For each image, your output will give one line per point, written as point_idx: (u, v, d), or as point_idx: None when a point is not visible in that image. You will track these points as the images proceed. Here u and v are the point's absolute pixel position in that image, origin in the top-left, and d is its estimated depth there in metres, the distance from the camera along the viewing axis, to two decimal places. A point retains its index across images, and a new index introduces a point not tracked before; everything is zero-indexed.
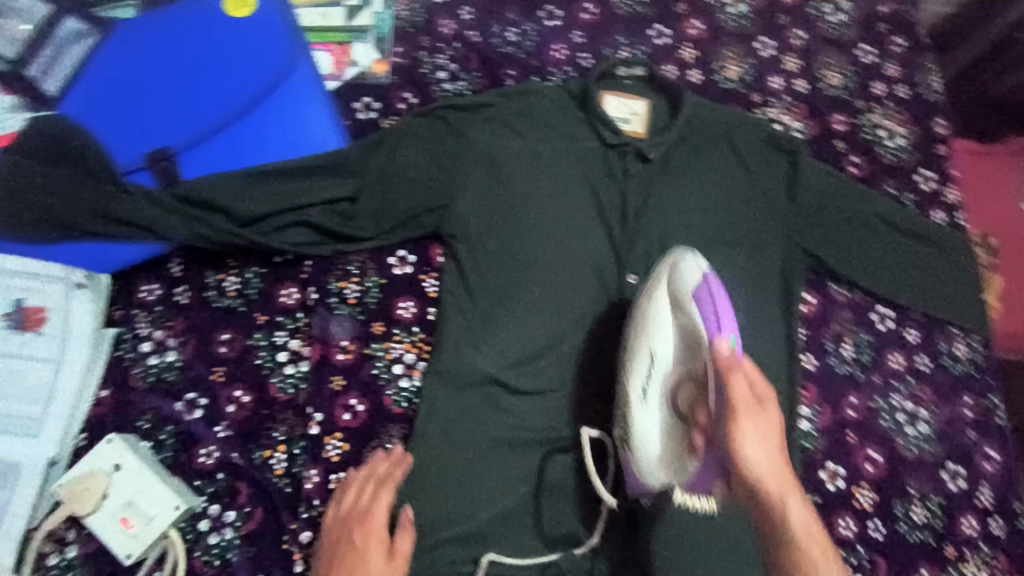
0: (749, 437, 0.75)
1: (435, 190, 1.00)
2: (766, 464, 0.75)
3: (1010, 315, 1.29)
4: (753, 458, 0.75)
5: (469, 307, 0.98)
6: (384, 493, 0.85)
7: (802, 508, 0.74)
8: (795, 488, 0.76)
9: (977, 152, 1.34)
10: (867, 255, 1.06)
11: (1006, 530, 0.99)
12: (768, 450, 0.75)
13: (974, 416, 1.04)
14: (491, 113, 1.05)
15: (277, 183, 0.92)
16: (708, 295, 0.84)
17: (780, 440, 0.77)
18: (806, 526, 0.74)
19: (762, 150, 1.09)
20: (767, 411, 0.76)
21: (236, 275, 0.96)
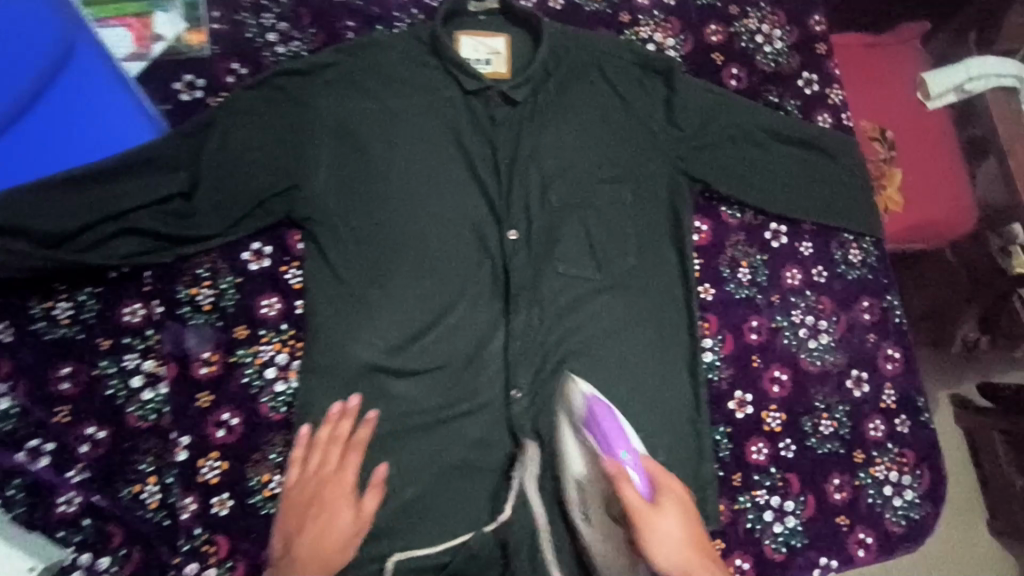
0: (650, 540, 0.72)
1: (280, 170, 0.89)
2: (677, 568, 0.72)
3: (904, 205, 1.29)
4: (661, 559, 0.72)
5: (340, 293, 0.90)
6: (354, 452, 0.81)
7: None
8: (704, 561, 0.74)
9: (846, 46, 1.38)
10: (755, 172, 1.02)
11: (911, 426, 1.00)
12: (674, 542, 0.72)
13: (872, 319, 1.03)
14: (332, 74, 0.94)
15: (89, 189, 0.81)
16: (595, 420, 0.79)
17: (686, 533, 0.74)
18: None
19: (634, 75, 1.02)
20: (664, 516, 0.73)
21: (66, 300, 0.86)
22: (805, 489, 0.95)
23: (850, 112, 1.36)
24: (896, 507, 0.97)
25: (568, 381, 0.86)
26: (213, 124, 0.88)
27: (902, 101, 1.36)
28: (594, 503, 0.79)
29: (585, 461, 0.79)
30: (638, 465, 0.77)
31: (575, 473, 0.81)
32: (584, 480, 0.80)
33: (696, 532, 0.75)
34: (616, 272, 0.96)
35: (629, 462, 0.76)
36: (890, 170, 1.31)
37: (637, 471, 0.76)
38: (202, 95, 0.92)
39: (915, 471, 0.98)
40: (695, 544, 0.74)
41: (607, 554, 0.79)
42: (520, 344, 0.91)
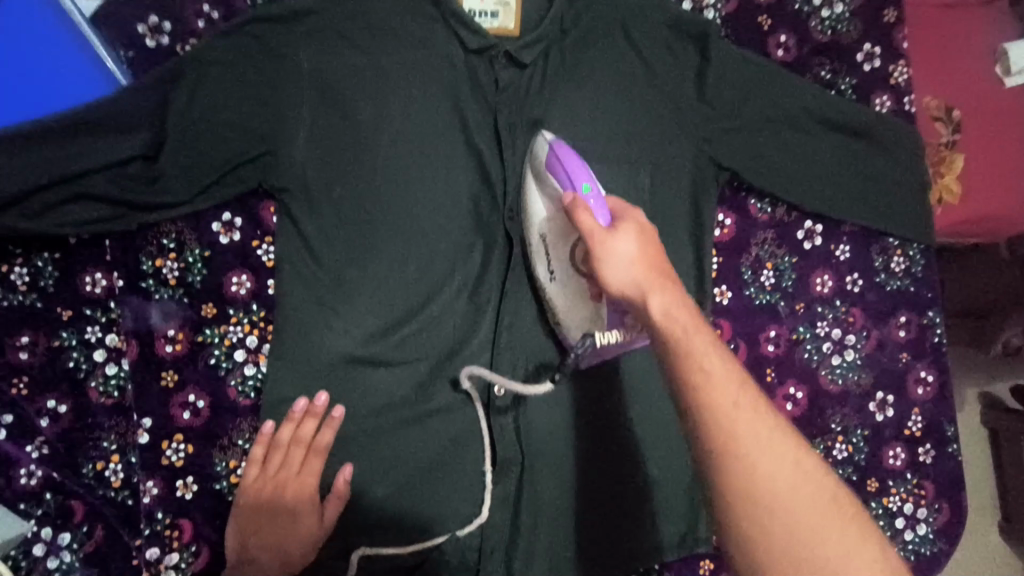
0: (601, 256, 0.63)
1: (253, 132, 0.80)
2: (632, 285, 0.61)
3: (964, 199, 1.15)
4: (614, 279, 0.62)
5: (316, 275, 0.82)
6: (317, 453, 0.79)
7: (668, 301, 0.59)
8: (667, 283, 0.61)
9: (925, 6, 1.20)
10: (793, 160, 0.89)
11: (936, 456, 0.91)
12: (627, 259, 0.62)
13: (907, 336, 0.92)
14: (316, 23, 0.82)
15: (42, 147, 0.73)
16: (556, 160, 0.76)
17: (646, 253, 0.63)
18: (665, 311, 0.58)
19: (663, 41, 0.88)
20: (618, 237, 0.64)
21: (22, 264, 0.78)
22: None
23: (918, 84, 1.19)
24: (907, 542, 0.89)
25: (532, 140, 0.84)
26: (179, 78, 0.78)
27: (979, 75, 1.19)
28: (558, 252, 0.79)
29: (548, 206, 0.79)
30: (601, 200, 0.69)
31: (539, 227, 0.81)
32: (548, 232, 0.80)
33: (659, 261, 0.63)
34: None
35: (592, 195, 0.70)
36: (953, 155, 1.16)
37: (597, 205, 0.68)
38: (169, 42, 0.82)
39: (933, 505, 0.90)
40: (659, 269, 0.62)
41: (572, 305, 0.79)
42: (509, 340, 0.83)
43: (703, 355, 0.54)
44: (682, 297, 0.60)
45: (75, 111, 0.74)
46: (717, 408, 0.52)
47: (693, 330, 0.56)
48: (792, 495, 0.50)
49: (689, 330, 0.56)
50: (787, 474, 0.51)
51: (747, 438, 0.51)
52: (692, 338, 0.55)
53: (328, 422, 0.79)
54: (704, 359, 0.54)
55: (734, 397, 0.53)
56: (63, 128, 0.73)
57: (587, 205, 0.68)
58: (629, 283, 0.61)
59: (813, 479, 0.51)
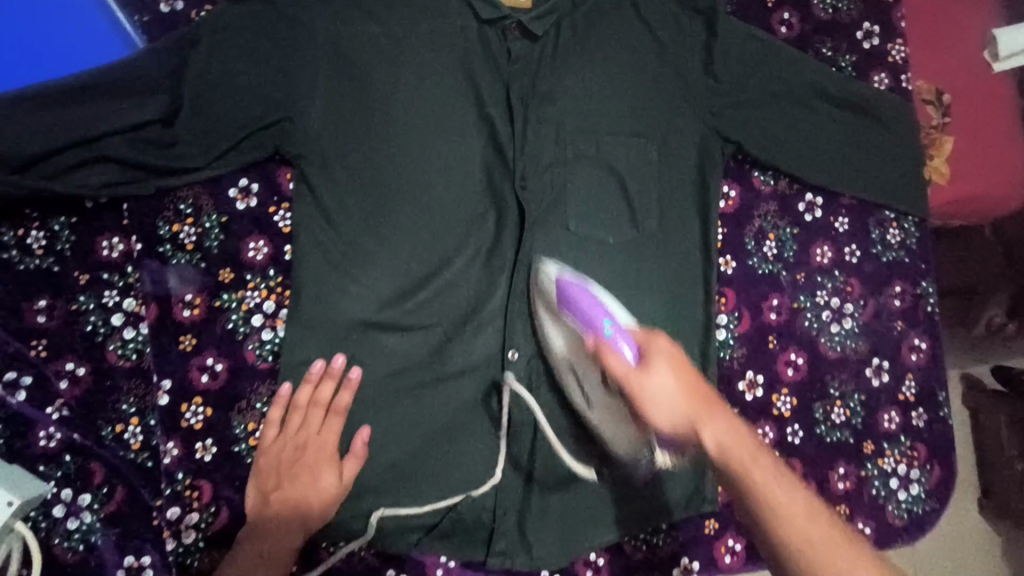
0: (644, 401, 0.64)
1: (271, 98, 0.81)
2: (681, 421, 0.62)
3: (955, 180, 1.19)
4: (663, 419, 0.63)
5: (331, 240, 0.83)
6: (337, 413, 0.81)
7: (722, 429, 0.61)
8: (715, 408, 0.62)
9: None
10: (796, 134, 0.92)
11: (928, 419, 0.95)
12: (670, 396, 0.63)
13: (902, 305, 0.96)
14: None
15: (61, 108, 0.73)
16: (568, 298, 0.75)
17: (687, 384, 0.63)
18: (718, 442, 0.60)
19: (672, 16, 0.91)
20: (654, 372, 0.64)
21: (39, 228, 0.79)
22: (808, 476, 0.92)
23: (913, 68, 1.23)
24: (900, 501, 0.93)
25: (534, 265, 0.85)
26: (197, 42, 0.79)
27: (968, 60, 1.23)
28: (590, 383, 0.77)
29: (568, 338, 0.78)
30: (624, 335, 0.68)
31: (559, 350, 0.80)
32: (573, 360, 0.79)
33: (697, 384, 0.64)
34: (633, 235, 0.89)
35: (615, 332, 0.68)
36: (943, 137, 1.19)
37: (621, 341, 0.67)
38: (183, 7, 0.83)
39: (925, 466, 0.94)
40: (700, 393, 0.63)
41: (615, 426, 0.77)
42: (522, 306, 0.85)
43: (772, 483, 0.58)
44: (734, 421, 0.62)
45: (96, 71, 0.75)
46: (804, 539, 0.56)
47: (757, 455, 0.60)
48: None
49: (753, 459, 0.59)
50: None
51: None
52: (756, 468, 0.59)
53: (347, 384, 0.81)
54: (771, 487, 0.58)
55: (810, 529, 0.56)
56: (83, 89, 0.74)
57: (611, 345, 0.67)
58: (675, 420, 0.63)
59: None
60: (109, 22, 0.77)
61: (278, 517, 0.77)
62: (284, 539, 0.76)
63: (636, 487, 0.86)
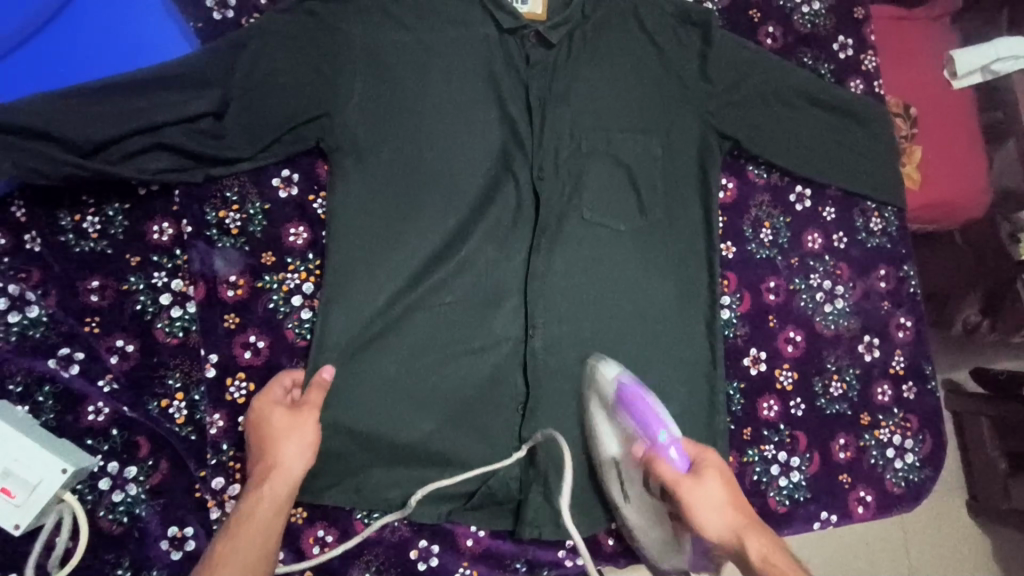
0: (695, 509, 0.73)
1: (313, 95, 0.88)
2: (728, 530, 0.72)
3: (926, 184, 1.30)
4: (713, 528, 0.73)
5: (365, 226, 0.89)
6: (305, 410, 0.77)
7: (762, 542, 0.70)
8: (756, 527, 0.72)
9: (887, 18, 1.38)
10: (785, 132, 1.02)
11: (918, 392, 1.02)
12: (718, 509, 0.73)
13: (888, 287, 1.05)
14: (368, 3, 0.93)
15: (125, 100, 0.80)
16: (628, 402, 0.84)
17: (731, 500, 0.74)
18: (761, 552, 0.69)
19: (670, 27, 1.01)
20: (704, 483, 0.74)
21: (95, 214, 0.84)
22: (812, 447, 0.98)
23: (884, 84, 1.35)
24: (897, 469, 1.00)
25: (588, 364, 0.90)
26: (246, 45, 0.87)
27: (931, 77, 1.36)
28: (634, 485, 0.85)
29: (620, 443, 0.86)
30: (676, 447, 0.79)
31: (614, 459, 0.86)
32: (620, 461, 0.86)
33: (739, 502, 0.74)
34: (643, 221, 0.96)
35: (670, 446, 0.79)
36: (912, 146, 1.31)
37: (675, 455, 0.78)
38: (234, 15, 0.91)
39: (918, 435, 1.01)
40: (741, 511, 0.74)
41: (649, 527, 0.86)
42: (544, 286, 0.92)
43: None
44: (772, 535, 0.71)
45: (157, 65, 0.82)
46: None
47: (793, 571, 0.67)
48: None
49: (790, 571, 0.67)
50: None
51: None
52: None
53: (318, 384, 0.79)
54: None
55: None
56: (145, 83, 0.80)
57: (666, 454, 0.78)
58: (722, 531, 0.72)
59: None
60: (167, 27, 0.84)
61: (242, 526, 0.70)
62: (249, 544, 0.68)
63: None
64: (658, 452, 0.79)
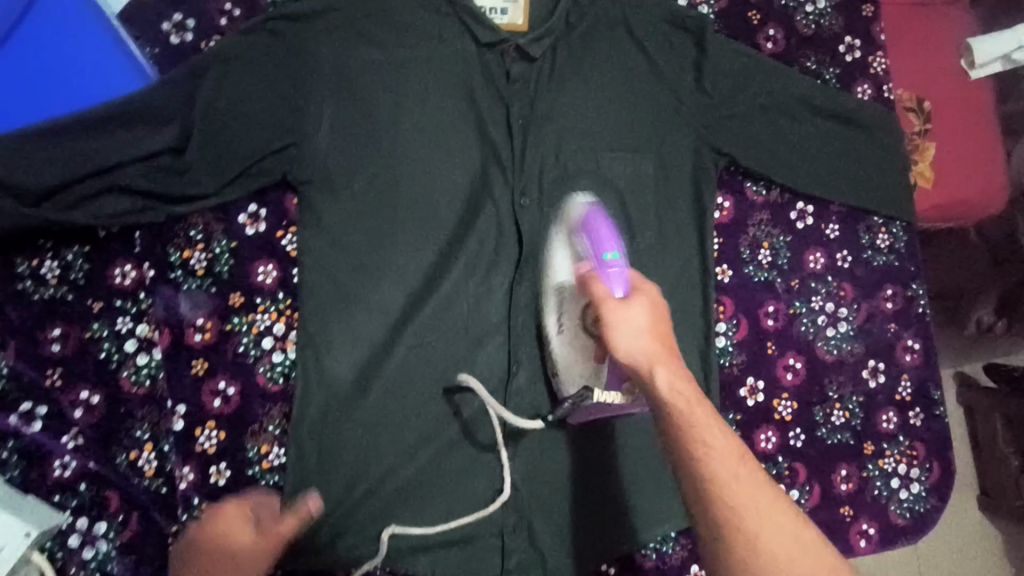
0: (612, 327, 0.70)
1: (279, 124, 0.83)
2: (641, 354, 0.68)
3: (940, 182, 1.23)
4: (625, 350, 0.69)
5: (338, 262, 0.85)
6: (264, 535, 0.68)
7: (672, 374, 0.66)
8: (673, 359, 0.68)
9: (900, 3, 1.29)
10: (784, 145, 0.96)
11: (925, 418, 0.97)
12: (639, 332, 0.69)
13: (894, 308, 0.99)
14: (336, 20, 0.87)
15: (76, 141, 0.76)
16: (589, 229, 0.83)
17: (654, 326, 0.70)
18: (669, 385, 0.65)
19: (662, 35, 0.94)
20: (631, 307, 0.71)
21: (53, 258, 0.81)
22: (812, 479, 0.94)
23: (895, 76, 1.27)
24: (902, 500, 0.95)
25: (568, 195, 0.90)
26: (205, 74, 0.81)
27: (944, 68, 1.28)
28: (570, 309, 0.83)
29: (572, 264, 0.83)
30: (619, 269, 0.76)
31: (558, 282, 0.84)
32: (564, 286, 0.84)
33: (666, 333, 0.70)
34: (633, 247, 0.91)
35: (613, 268, 0.76)
36: (925, 143, 1.24)
37: (614, 276, 0.75)
38: (193, 39, 0.85)
39: (925, 464, 0.96)
40: (664, 343, 0.69)
41: (573, 361, 0.83)
42: (525, 318, 0.88)
43: (702, 426, 0.62)
44: (682, 369, 0.67)
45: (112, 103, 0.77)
46: (710, 468, 0.61)
47: (694, 403, 0.64)
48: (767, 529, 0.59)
49: (690, 404, 0.64)
50: (754, 497, 0.60)
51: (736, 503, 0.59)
52: (695, 413, 0.63)
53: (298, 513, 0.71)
54: (702, 430, 0.62)
55: (727, 476, 0.60)
56: (95, 122, 0.76)
57: (605, 276, 0.75)
58: (638, 354, 0.68)
59: (791, 526, 0.59)
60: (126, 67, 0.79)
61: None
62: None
63: (648, 492, 0.87)
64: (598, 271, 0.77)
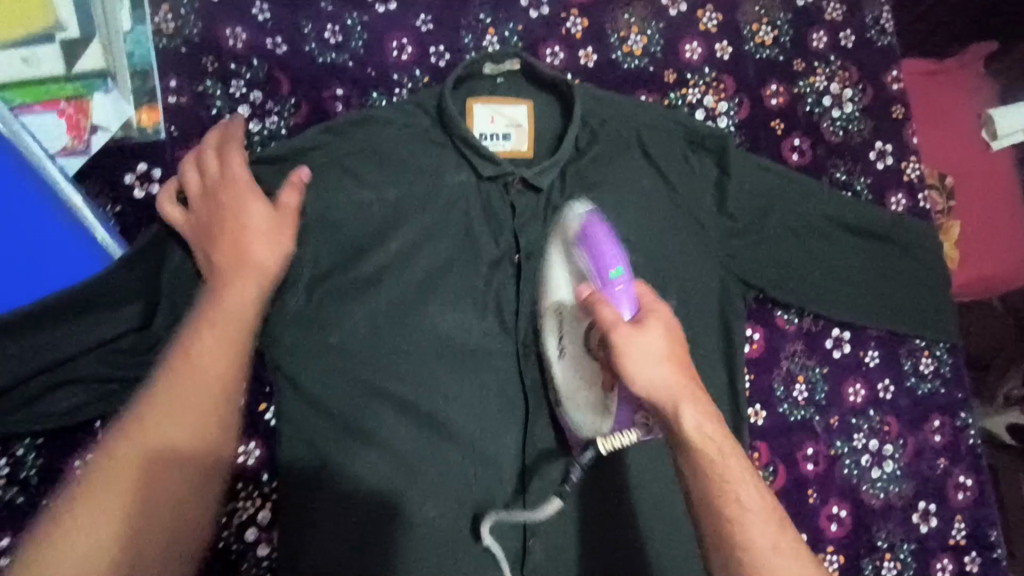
0: (628, 357, 0.64)
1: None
2: (665, 389, 0.63)
3: (968, 264, 1.12)
4: (642, 381, 0.64)
5: (331, 436, 0.76)
6: (281, 211, 0.72)
7: (700, 414, 0.63)
8: (697, 390, 0.65)
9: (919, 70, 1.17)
10: (818, 269, 0.87)
11: (982, 564, 0.89)
12: (658, 360, 0.64)
13: (942, 441, 0.91)
14: (320, 159, 0.78)
15: (31, 331, 0.68)
16: (586, 235, 0.75)
17: (673, 352, 0.65)
18: (698, 424, 0.63)
19: (679, 154, 0.86)
20: (646, 333, 0.65)
21: (3, 454, 0.74)
22: None
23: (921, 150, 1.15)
24: None
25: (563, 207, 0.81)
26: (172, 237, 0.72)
27: (965, 139, 1.16)
28: (573, 332, 0.77)
29: (573, 283, 0.77)
30: (626, 286, 0.70)
31: (558, 300, 0.78)
32: (564, 310, 0.78)
33: (683, 357, 0.66)
34: None
35: (619, 287, 0.70)
36: (951, 222, 1.12)
37: (620, 294, 0.69)
38: (160, 189, 0.77)
39: None
40: (684, 369, 0.65)
41: (578, 389, 0.77)
42: (546, 485, 0.77)
43: (735, 482, 0.62)
44: (709, 405, 0.64)
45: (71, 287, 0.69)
46: (745, 532, 0.61)
47: (726, 453, 0.63)
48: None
49: (722, 453, 0.63)
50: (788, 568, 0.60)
51: (765, 562, 0.60)
52: (727, 465, 0.62)
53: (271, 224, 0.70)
54: (737, 488, 0.62)
55: (755, 528, 0.61)
56: (51, 311, 0.68)
57: (609, 299, 0.69)
58: (661, 388, 0.64)
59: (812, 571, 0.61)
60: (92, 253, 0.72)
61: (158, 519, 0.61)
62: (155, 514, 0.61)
63: None
64: (603, 291, 0.71)
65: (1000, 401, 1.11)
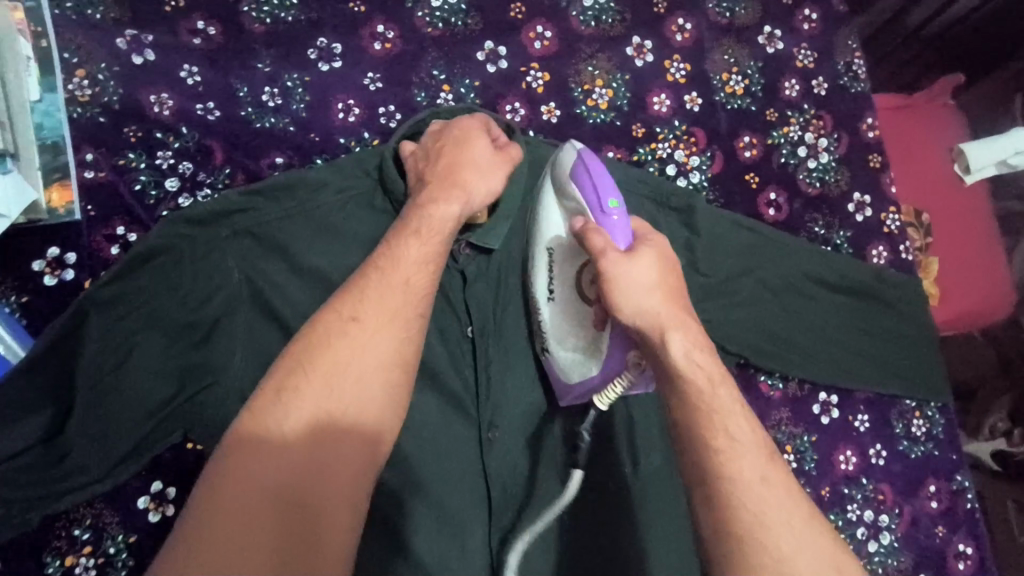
0: (613, 282, 0.58)
1: (178, 371, 0.66)
2: (650, 316, 0.56)
3: (948, 300, 1.06)
4: (631, 311, 0.57)
5: None
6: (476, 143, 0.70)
7: (689, 342, 0.54)
8: (685, 320, 0.56)
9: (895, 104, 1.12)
10: (802, 331, 0.82)
11: None
12: (647, 287, 0.57)
13: (939, 508, 0.86)
14: (245, 224, 0.68)
15: None
16: (583, 166, 0.66)
17: (663, 281, 0.58)
18: (686, 353, 0.54)
19: (650, 215, 0.80)
20: (636, 261, 0.58)
21: None
22: None
23: (899, 188, 1.09)
24: None
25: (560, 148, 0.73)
26: (81, 332, 0.63)
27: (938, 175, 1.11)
28: (563, 269, 0.69)
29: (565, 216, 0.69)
30: (621, 217, 0.62)
31: (553, 237, 0.70)
32: (556, 248, 0.69)
33: (677, 288, 0.58)
34: (634, 481, 0.72)
35: (615, 216, 0.62)
36: (929, 259, 1.06)
37: (616, 226, 0.62)
38: (74, 276, 0.71)
39: None
40: (675, 298, 0.57)
41: (568, 332, 0.69)
42: None
43: (725, 413, 0.52)
44: (700, 336, 0.56)
45: None
46: (734, 466, 0.50)
47: (716, 381, 0.53)
48: (791, 519, 0.49)
49: (710, 382, 0.53)
50: (784, 505, 0.49)
51: (764, 503, 0.49)
52: (717, 394, 0.53)
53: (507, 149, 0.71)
54: (726, 418, 0.52)
55: (745, 463, 0.50)
56: None
57: (603, 228, 0.61)
58: (650, 311, 0.56)
59: (819, 528, 0.50)
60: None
61: (257, 509, 0.49)
62: (252, 499, 0.49)
63: None
64: (597, 220, 0.63)
65: (986, 432, 1.06)
